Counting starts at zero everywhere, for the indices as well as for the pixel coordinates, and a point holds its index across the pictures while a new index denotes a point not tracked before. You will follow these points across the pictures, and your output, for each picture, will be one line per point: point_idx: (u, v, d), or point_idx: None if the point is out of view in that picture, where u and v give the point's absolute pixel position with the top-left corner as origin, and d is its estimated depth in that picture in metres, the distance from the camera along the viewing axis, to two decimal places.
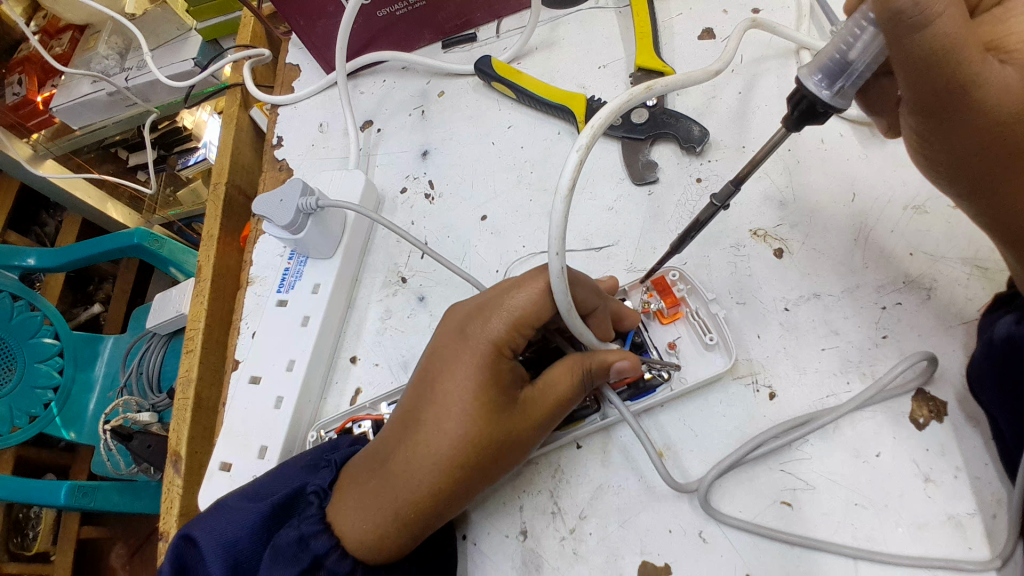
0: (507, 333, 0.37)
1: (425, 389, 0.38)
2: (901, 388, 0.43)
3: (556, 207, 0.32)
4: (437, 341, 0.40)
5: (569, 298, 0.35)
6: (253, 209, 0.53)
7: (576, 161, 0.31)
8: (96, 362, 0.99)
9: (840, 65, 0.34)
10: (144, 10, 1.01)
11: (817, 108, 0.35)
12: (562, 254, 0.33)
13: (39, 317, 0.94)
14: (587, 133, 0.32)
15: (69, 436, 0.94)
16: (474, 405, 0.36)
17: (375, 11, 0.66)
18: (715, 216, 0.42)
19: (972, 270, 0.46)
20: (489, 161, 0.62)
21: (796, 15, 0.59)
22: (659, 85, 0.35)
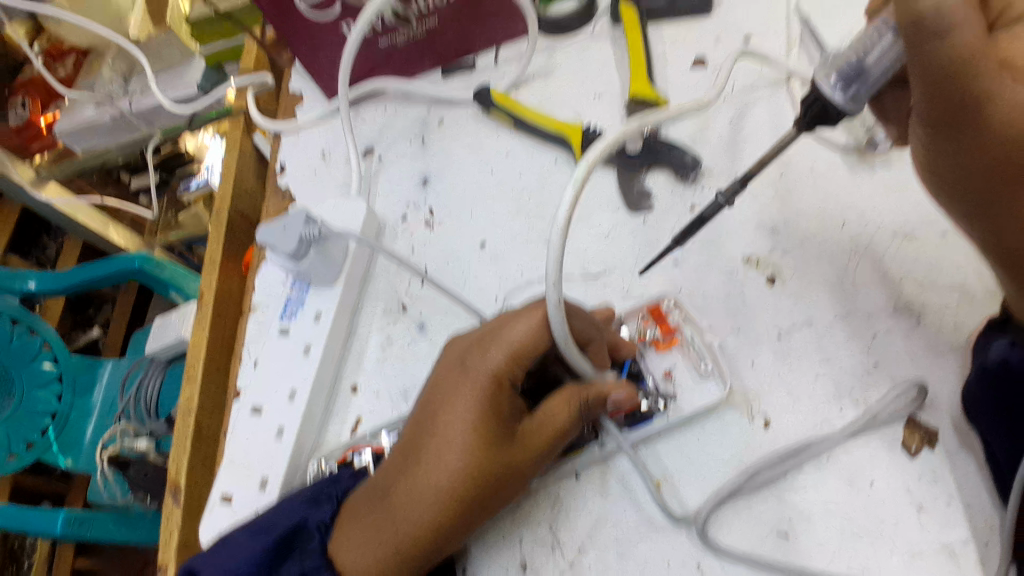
0: (506, 364, 0.38)
1: (426, 421, 0.39)
2: (894, 414, 0.43)
3: (552, 243, 0.34)
4: (438, 373, 0.41)
5: (565, 327, 0.36)
6: (256, 238, 0.54)
7: (571, 197, 0.33)
8: (95, 387, 1.00)
9: (856, 70, 0.40)
10: (147, 35, 1.04)
11: (830, 111, 0.42)
12: (559, 284, 0.34)
13: (39, 341, 0.93)
14: (581, 169, 0.34)
15: (67, 463, 0.94)
16: (472, 438, 0.37)
17: (377, 41, 0.68)
18: (718, 213, 0.47)
19: (961, 296, 0.46)
20: (487, 189, 0.63)
21: (786, 43, 0.61)
22: (644, 121, 0.39)
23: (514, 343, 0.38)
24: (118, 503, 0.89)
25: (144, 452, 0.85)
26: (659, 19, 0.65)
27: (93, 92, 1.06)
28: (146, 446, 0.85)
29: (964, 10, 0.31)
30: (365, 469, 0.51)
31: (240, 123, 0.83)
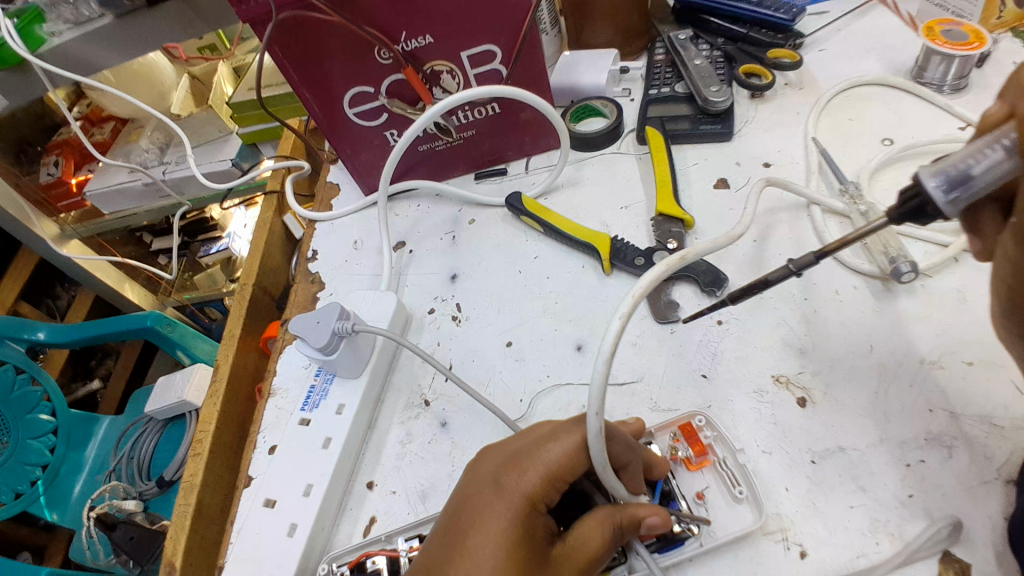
0: (542, 485, 0.39)
1: (455, 539, 0.38)
2: (926, 549, 0.42)
3: (597, 369, 0.35)
4: (466, 489, 0.41)
5: (604, 453, 0.37)
6: (288, 328, 0.56)
7: (617, 327, 0.35)
8: (89, 443, 1.03)
9: (963, 177, 0.34)
10: (188, 111, 1.09)
11: (927, 209, 0.36)
12: (601, 414, 0.36)
13: (40, 391, 0.97)
14: (628, 300, 0.36)
15: (51, 517, 0.96)
16: (504, 562, 0.36)
17: (417, 146, 0.72)
18: (784, 279, 0.46)
19: (989, 428, 0.46)
20: (515, 290, 0.65)
21: (806, 171, 0.64)
22: (692, 255, 0.40)
23: (552, 465, 0.39)
24: (100, 562, 0.91)
25: (130, 512, 0.86)
26: (683, 142, 0.70)
27: (128, 158, 1.12)
28: (134, 507, 0.86)
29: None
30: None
31: (273, 203, 0.85)
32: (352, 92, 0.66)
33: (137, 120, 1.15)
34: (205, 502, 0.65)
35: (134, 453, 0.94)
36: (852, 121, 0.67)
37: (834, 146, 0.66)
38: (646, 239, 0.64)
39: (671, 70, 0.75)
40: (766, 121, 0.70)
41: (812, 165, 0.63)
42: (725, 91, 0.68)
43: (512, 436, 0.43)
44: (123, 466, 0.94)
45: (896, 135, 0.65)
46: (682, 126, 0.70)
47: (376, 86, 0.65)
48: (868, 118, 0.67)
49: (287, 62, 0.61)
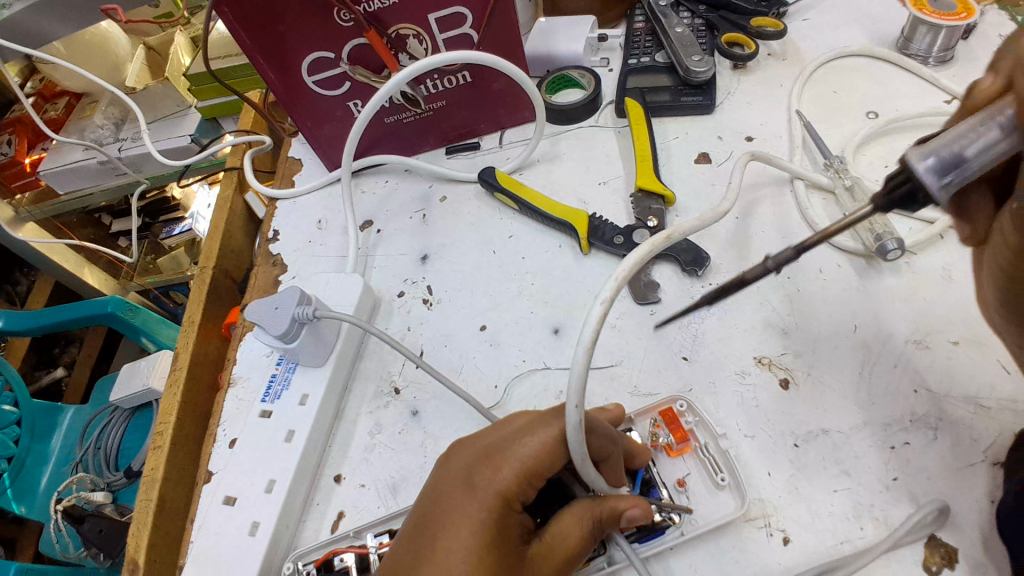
0: (517, 483, 0.36)
1: (424, 542, 0.36)
2: (913, 534, 0.41)
3: (578, 354, 0.33)
4: (436, 487, 0.38)
5: (583, 448, 0.35)
6: (244, 316, 0.52)
7: (600, 313, 0.33)
8: (54, 433, 0.96)
9: (955, 160, 0.31)
10: (144, 85, 1.00)
11: (918, 198, 0.32)
12: (581, 407, 0.33)
13: (2, 381, 0.90)
14: (610, 285, 0.33)
15: (17, 511, 0.88)
16: (477, 566, 0.34)
17: (383, 118, 0.67)
18: (762, 277, 0.39)
19: (975, 409, 0.45)
20: (489, 270, 0.62)
21: (790, 145, 0.62)
22: (678, 232, 0.38)
23: (528, 462, 0.36)
24: (69, 557, 0.85)
25: (99, 504, 0.81)
26: (663, 114, 0.67)
27: (82, 136, 1.04)
28: (102, 498, 0.81)
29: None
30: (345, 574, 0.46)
31: (233, 180, 0.80)
32: (312, 57, 0.61)
33: (90, 95, 1.08)
34: (169, 496, 0.60)
35: (101, 444, 0.89)
36: (836, 94, 0.65)
37: (818, 119, 0.64)
38: (626, 216, 0.61)
39: (652, 39, 0.71)
40: (749, 93, 0.67)
41: (796, 139, 0.61)
42: (707, 60, 0.65)
43: (485, 429, 0.41)
44: (89, 458, 0.89)
45: (881, 108, 0.63)
46: (662, 98, 0.67)
47: (337, 52, 0.61)
48: (853, 91, 0.65)
49: (237, 25, 0.56)
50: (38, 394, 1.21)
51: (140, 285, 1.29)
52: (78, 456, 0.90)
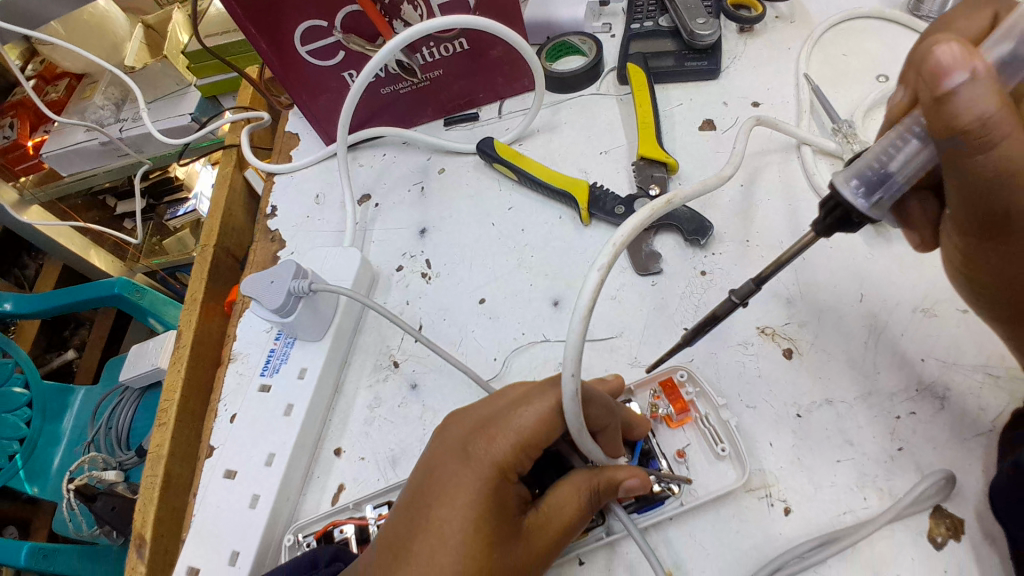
0: (514, 454, 0.36)
1: (420, 514, 0.35)
2: (918, 505, 0.40)
3: (575, 322, 0.31)
4: (432, 459, 0.38)
5: (580, 418, 0.34)
6: (240, 290, 0.51)
7: (596, 279, 0.31)
8: (66, 414, 0.97)
9: (881, 176, 0.34)
10: (144, 63, 1.00)
11: (853, 218, 0.34)
12: (578, 376, 0.32)
13: (12, 363, 0.91)
14: (608, 250, 0.32)
15: (31, 492, 0.90)
16: (473, 536, 0.34)
17: (379, 88, 0.66)
18: (731, 311, 0.40)
19: (984, 378, 0.44)
20: (488, 242, 0.61)
21: (797, 110, 0.60)
22: (678, 197, 0.36)
23: (524, 432, 0.36)
24: (83, 535, 0.86)
25: (111, 482, 0.81)
26: (666, 80, 0.65)
27: (84, 117, 1.03)
28: (115, 477, 0.81)
29: (1007, 120, 0.28)
30: (345, 544, 0.46)
31: (232, 157, 0.79)
32: (304, 26, 0.59)
33: (90, 75, 1.06)
34: (174, 473, 0.61)
35: (111, 424, 0.90)
36: (845, 57, 0.63)
37: (826, 83, 0.62)
38: (627, 186, 0.60)
39: (655, 3, 0.69)
40: (755, 57, 0.65)
41: (803, 104, 0.59)
42: (712, 23, 0.63)
43: (481, 400, 0.40)
44: (100, 437, 0.89)
45: (892, 70, 0.61)
46: (666, 63, 0.65)
47: (329, 19, 0.59)
48: (863, 53, 0.63)
49: None
50: (49, 376, 1.22)
51: (146, 266, 1.30)
52: (89, 436, 0.91)
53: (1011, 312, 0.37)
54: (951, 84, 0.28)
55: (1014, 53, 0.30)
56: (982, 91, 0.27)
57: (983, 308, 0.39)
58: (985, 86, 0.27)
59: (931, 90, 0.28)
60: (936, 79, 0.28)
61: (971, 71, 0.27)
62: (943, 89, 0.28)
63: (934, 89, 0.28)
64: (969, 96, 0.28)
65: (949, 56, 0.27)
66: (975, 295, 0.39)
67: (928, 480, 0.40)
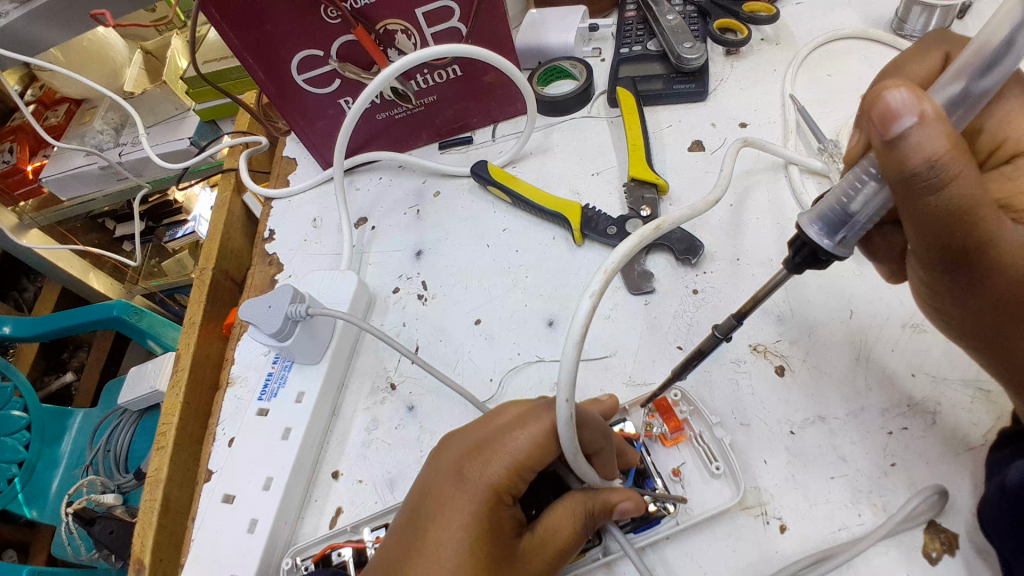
0: (509, 476, 0.36)
1: (417, 531, 0.36)
2: (913, 521, 0.40)
3: (571, 352, 0.32)
4: (428, 481, 0.38)
5: (575, 441, 0.35)
6: (239, 315, 0.52)
7: (589, 307, 0.32)
8: (64, 437, 0.97)
9: (842, 216, 0.35)
10: (143, 89, 1.01)
11: (820, 256, 0.35)
12: (571, 401, 0.33)
13: (11, 387, 0.89)
14: (600, 276, 0.32)
15: (30, 515, 0.89)
16: (469, 560, 0.34)
17: (375, 114, 0.67)
18: (717, 345, 0.42)
19: (974, 392, 0.45)
20: (482, 263, 0.62)
21: (783, 131, 0.62)
22: (669, 223, 0.36)
23: (519, 454, 0.36)
24: (81, 559, 0.86)
25: (110, 506, 0.81)
26: (656, 103, 0.67)
27: (83, 142, 1.04)
28: (113, 500, 0.81)
29: (954, 161, 0.29)
30: (343, 568, 0.46)
31: (230, 182, 0.80)
32: (301, 55, 0.61)
33: (89, 100, 1.09)
34: (173, 497, 0.60)
35: (111, 446, 0.90)
36: (830, 77, 0.64)
37: (812, 103, 0.63)
38: (619, 206, 0.61)
39: (644, 28, 0.71)
40: (741, 79, 0.67)
41: (790, 124, 0.61)
42: (699, 47, 0.64)
43: (477, 421, 0.41)
44: (99, 460, 0.89)
45: None
46: (655, 86, 0.67)
47: (325, 49, 0.61)
48: (849, 74, 0.64)
49: (223, 24, 0.55)
50: (47, 399, 1.22)
51: (145, 288, 1.31)
52: (88, 458, 0.91)
53: (977, 343, 0.38)
54: (900, 127, 0.29)
55: (965, 92, 0.30)
56: (931, 134, 0.29)
57: (951, 337, 0.40)
58: (935, 128, 0.29)
59: (882, 133, 0.30)
60: (888, 122, 0.29)
61: (920, 115, 0.29)
62: (893, 131, 0.29)
63: (884, 133, 0.30)
64: (919, 138, 0.29)
65: (898, 101, 0.29)
66: (945, 325, 0.40)
67: (920, 495, 0.40)
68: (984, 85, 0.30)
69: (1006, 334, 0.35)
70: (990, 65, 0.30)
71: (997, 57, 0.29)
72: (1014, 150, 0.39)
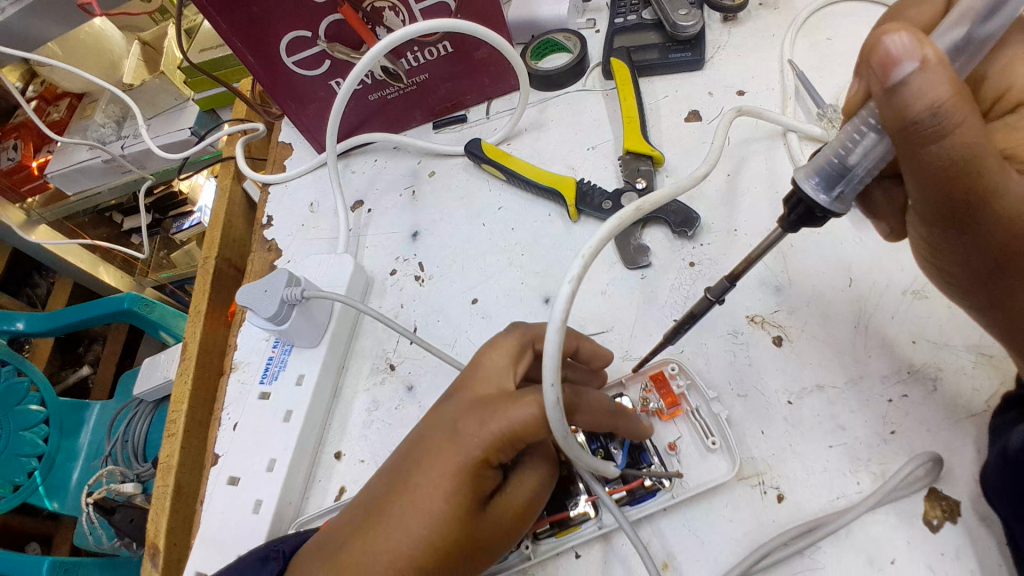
0: (497, 443, 0.37)
1: (399, 476, 0.39)
2: (911, 487, 0.40)
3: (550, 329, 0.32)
4: (427, 424, 0.40)
5: (567, 427, 0.34)
6: (236, 300, 0.52)
7: (568, 295, 0.31)
8: (81, 430, 0.98)
9: (840, 169, 0.34)
10: (142, 80, 1.00)
11: (816, 213, 0.34)
12: (559, 385, 0.32)
13: (27, 382, 0.93)
14: (584, 255, 0.32)
15: (52, 507, 0.92)
16: (442, 508, 0.37)
17: (367, 95, 0.67)
18: (709, 310, 0.41)
19: (977, 357, 0.44)
20: (479, 242, 0.61)
21: (782, 97, 0.60)
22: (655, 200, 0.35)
23: (511, 425, 0.36)
24: (104, 548, 0.88)
25: (130, 494, 0.82)
26: (651, 73, 0.65)
27: (85, 136, 1.05)
28: (132, 489, 0.82)
29: (957, 109, 0.28)
30: None
31: (230, 170, 0.80)
32: (289, 38, 0.60)
33: (90, 94, 1.08)
34: (184, 483, 0.62)
35: (129, 436, 0.91)
36: (830, 41, 0.63)
37: (811, 68, 0.61)
38: (614, 180, 0.60)
39: None
40: (739, 45, 0.65)
41: (788, 90, 0.59)
42: (694, 14, 0.63)
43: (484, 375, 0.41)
44: (119, 450, 0.90)
45: None
46: (650, 56, 0.65)
47: (313, 30, 0.60)
48: (848, 37, 0.63)
49: (210, 9, 0.55)
50: (65, 392, 1.24)
51: (155, 280, 1.32)
52: (107, 449, 0.92)
53: (980, 302, 0.37)
54: (900, 74, 0.28)
55: (968, 37, 0.29)
56: (933, 79, 0.28)
57: (954, 297, 0.40)
58: (937, 74, 0.28)
59: (882, 81, 0.29)
60: (887, 69, 0.28)
61: (921, 60, 0.28)
62: (894, 79, 0.28)
63: (885, 80, 0.29)
64: (920, 85, 0.28)
65: (899, 45, 0.28)
66: (948, 285, 0.39)
67: (917, 461, 0.40)
68: (987, 30, 0.29)
69: (1010, 292, 0.34)
70: (993, 9, 0.29)
71: (999, 2, 0.29)
72: (1019, 98, 0.37)
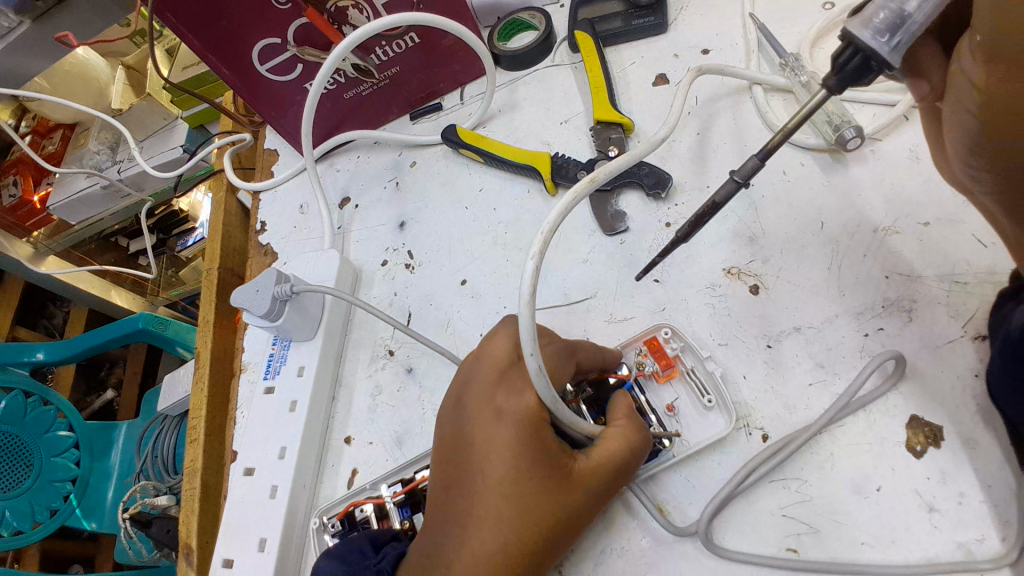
0: (535, 403, 0.40)
1: (468, 482, 0.40)
2: (874, 393, 0.43)
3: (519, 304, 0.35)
4: (462, 421, 0.42)
5: (552, 390, 0.37)
6: (232, 301, 0.55)
7: (531, 271, 0.34)
8: (111, 450, 1.03)
9: (897, 17, 0.31)
10: (130, 104, 1.02)
11: (871, 65, 0.32)
12: (537, 354, 0.35)
13: (54, 410, 0.95)
14: (537, 241, 0.35)
15: (90, 526, 0.96)
16: (526, 484, 0.38)
17: (342, 94, 0.68)
18: (731, 197, 0.41)
19: (951, 286, 0.45)
20: (464, 226, 0.63)
21: (746, 52, 0.61)
22: (605, 173, 0.37)
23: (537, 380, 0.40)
24: (145, 559, 0.93)
25: (164, 507, 0.85)
26: (616, 42, 0.66)
27: (82, 164, 1.08)
28: (167, 502, 0.85)
29: None
30: (367, 523, 0.49)
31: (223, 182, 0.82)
32: (260, 46, 0.62)
33: (81, 123, 1.11)
34: (210, 485, 0.64)
35: (157, 452, 0.94)
36: None
37: (773, 19, 0.62)
38: (588, 150, 0.62)
39: None
40: (701, 4, 0.65)
41: (751, 44, 0.60)
42: None
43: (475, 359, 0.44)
44: (150, 466, 0.94)
45: None
46: (613, 25, 0.66)
47: (282, 36, 0.61)
48: None
49: (182, 27, 0.57)
50: (92, 416, 1.28)
51: (167, 299, 1.36)
52: (138, 466, 0.96)
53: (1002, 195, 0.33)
54: None
55: None
56: None
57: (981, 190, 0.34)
58: None
59: None
60: None
61: None
62: None
63: None
64: None
65: None
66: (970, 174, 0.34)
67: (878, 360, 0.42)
68: None
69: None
70: None
71: None
72: None
